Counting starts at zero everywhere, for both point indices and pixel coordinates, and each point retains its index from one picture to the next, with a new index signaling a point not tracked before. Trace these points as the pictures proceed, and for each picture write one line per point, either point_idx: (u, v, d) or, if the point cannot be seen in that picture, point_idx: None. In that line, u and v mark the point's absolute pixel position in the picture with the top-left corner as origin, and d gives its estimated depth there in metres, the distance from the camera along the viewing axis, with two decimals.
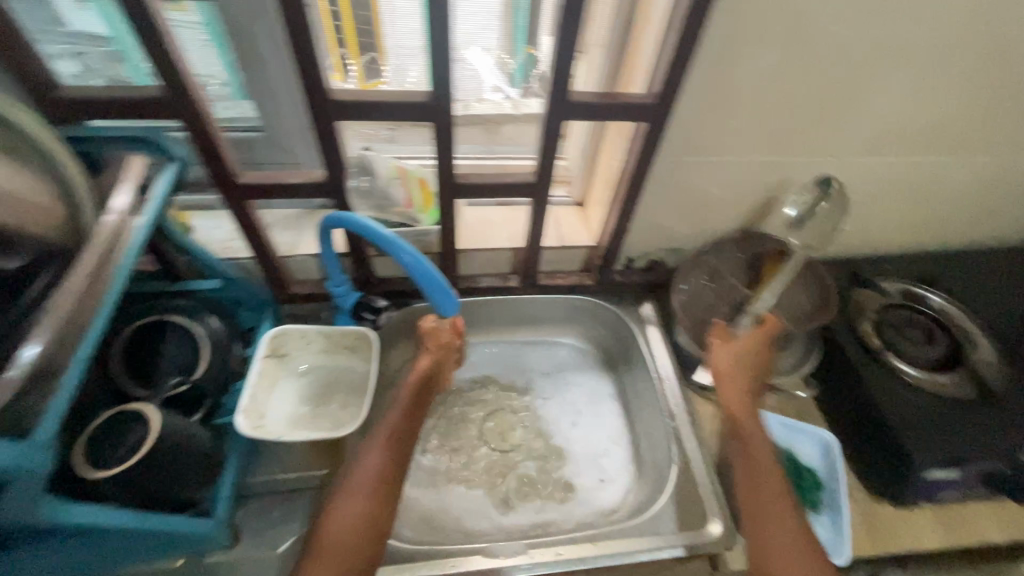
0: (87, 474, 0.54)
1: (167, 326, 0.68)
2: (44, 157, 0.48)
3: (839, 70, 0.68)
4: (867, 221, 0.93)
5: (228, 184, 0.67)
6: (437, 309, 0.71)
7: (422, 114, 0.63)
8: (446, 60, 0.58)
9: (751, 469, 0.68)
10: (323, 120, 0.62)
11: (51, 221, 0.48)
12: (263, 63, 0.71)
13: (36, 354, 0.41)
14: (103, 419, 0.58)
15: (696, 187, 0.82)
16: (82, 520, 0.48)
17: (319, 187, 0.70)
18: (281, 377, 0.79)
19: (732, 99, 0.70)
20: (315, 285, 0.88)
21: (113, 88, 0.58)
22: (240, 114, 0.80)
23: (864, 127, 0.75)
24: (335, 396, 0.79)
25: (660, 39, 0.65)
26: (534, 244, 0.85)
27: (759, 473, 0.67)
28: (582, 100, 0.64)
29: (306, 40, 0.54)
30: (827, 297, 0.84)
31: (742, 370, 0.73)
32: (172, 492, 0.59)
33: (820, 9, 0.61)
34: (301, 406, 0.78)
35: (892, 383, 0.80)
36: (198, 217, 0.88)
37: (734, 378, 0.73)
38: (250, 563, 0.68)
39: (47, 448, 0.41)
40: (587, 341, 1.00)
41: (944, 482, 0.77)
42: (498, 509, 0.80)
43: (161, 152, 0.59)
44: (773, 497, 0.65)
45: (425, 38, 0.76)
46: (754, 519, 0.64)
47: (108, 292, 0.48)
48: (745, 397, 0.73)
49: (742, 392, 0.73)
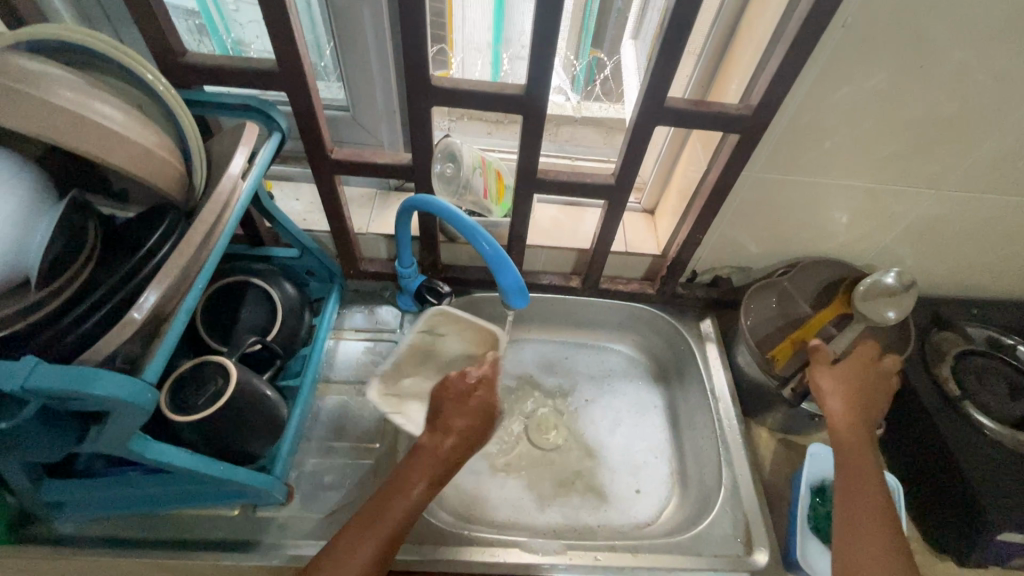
0: (175, 416, 0.59)
1: (249, 286, 0.72)
2: (169, 117, 0.52)
3: (954, 99, 0.64)
4: (954, 260, 0.88)
5: (320, 158, 0.70)
6: (506, 300, 0.67)
7: (513, 107, 0.64)
8: (547, 55, 0.58)
9: (849, 491, 0.66)
10: (418, 106, 0.64)
11: (173, 178, 0.51)
12: (362, 46, 0.73)
13: (153, 301, 0.44)
14: (187, 366, 0.62)
15: (776, 207, 0.80)
16: (158, 456, 0.51)
17: (404, 169, 0.72)
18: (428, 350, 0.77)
19: (831, 118, 0.67)
20: (383, 264, 0.91)
21: (231, 59, 0.61)
22: (333, 93, 0.84)
23: (971, 160, 0.71)
24: None
25: (767, 51, 0.63)
26: (602, 247, 0.84)
27: (854, 490, 0.65)
28: (676, 107, 0.63)
29: (416, 26, 0.56)
30: (906, 336, 0.80)
31: (845, 381, 0.72)
32: (240, 442, 0.63)
33: (945, 32, 0.58)
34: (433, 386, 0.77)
35: (966, 434, 0.75)
36: (280, 187, 0.92)
37: (835, 387, 0.72)
38: (299, 523, 0.70)
39: (152, 389, 0.44)
40: (639, 350, 0.99)
41: (1018, 547, 0.72)
42: (539, 505, 0.80)
43: (267, 121, 0.62)
44: (868, 516, 0.63)
45: (495, 34, 0.83)
46: (848, 534, 0.63)
47: (215, 248, 0.51)
48: (849, 414, 0.71)
49: (843, 411, 0.71)
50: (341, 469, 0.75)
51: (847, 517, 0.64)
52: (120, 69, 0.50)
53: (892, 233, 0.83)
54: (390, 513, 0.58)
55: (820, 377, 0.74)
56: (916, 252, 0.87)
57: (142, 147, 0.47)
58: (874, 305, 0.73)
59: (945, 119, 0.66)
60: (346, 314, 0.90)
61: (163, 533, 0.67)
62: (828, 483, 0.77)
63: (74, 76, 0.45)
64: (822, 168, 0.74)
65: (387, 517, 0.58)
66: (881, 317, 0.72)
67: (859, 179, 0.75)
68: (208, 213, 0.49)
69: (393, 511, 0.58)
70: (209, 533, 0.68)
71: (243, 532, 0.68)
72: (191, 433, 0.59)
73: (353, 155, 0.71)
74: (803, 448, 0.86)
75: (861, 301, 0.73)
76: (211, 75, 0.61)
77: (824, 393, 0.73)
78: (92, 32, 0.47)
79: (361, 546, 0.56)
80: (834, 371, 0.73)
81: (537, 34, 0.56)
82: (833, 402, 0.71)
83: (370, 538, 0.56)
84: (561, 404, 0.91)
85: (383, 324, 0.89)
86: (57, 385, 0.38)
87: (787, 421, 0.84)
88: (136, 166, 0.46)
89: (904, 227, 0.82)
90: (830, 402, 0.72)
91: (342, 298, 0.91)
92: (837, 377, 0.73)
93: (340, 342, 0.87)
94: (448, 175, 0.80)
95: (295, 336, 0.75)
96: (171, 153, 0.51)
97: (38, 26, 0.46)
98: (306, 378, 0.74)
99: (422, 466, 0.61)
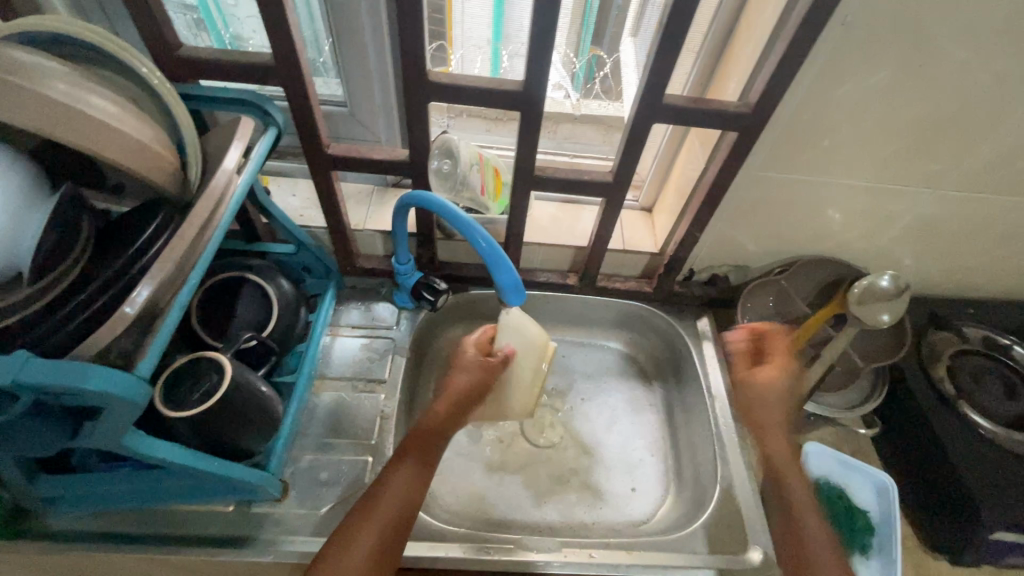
0: (168, 412, 0.58)
1: (245, 282, 0.72)
2: (164, 112, 0.52)
3: (952, 99, 0.64)
4: (951, 260, 0.88)
5: (316, 154, 0.70)
6: (501, 296, 0.67)
7: (511, 104, 0.64)
8: (545, 51, 0.58)
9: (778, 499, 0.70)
10: (416, 102, 0.63)
11: (168, 173, 0.51)
12: (360, 41, 0.73)
13: (146, 296, 0.44)
14: (180, 363, 0.62)
15: (774, 206, 0.80)
16: (151, 452, 0.50)
17: (401, 166, 0.72)
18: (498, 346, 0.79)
19: (829, 117, 0.67)
20: (379, 261, 0.91)
21: (227, 53, 0.61)
22: (330, 88, 0.83)
23: (968, 160, 0.71)
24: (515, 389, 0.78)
25: (766, 48, 0.62)
26: (599, 245, 0.84)
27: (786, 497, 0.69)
28: (675, 105, 0.63)
29: (413, 21, 0.56)
30: (903, 335, 0.80)
31: (759, 392, 0.76)
32: (234, 438, 0.62)
33: (944, 31, 0.57)
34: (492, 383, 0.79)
35: (961, 433, 0.76)
36: (276, 183, 0.91)
37: (756, 395, 0.77)
38: (293, 519, 0.69)
39: (145, 385, 0.44)
40: (636, 348, 0.99)
41: (1011, 546, 0.72)
42: (535, 502, 0.80)
43: (263, 116, 0.62)
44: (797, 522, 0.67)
45: (496, 29, 0.82)
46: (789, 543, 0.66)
47: (209, 243, 0.51)
48: (775, 424, 0.74)
49: (771, 421, 0.74)
50: (336, 465, 0.75)
51: (794, 530, 0.66)
52: (116, 63, 0.50)
53: (890, 233, 0.83)
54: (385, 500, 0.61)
55: (744, 386, 0.78)
56: (913, 252, 0.87)
57: (137, 142, 0.46)
58: (872, 308, 0.71)
59: (944, 119, 0.66)
60: (343, 311, 0.90)
61: (157, 529, 0.67)
62: (822, 481, 0.79)
63: (70, 69, 0.44)
64: (820, 166, 0.74)
65: (380, 505, 0.60)
66: (877, 320, 0.71)
67: (857, 178, 0.75)
68: (201, 207, 0.49)
69: (388, 498, 0.61)
70: (203, 530, 0.67)
71: (238, 529, 0.68)
72: (185, 429, 0.59)
73: (349, 150, 0.71)
74: (798, 447, 0.87)
75: (858, 304, 0.72)
76: (207, 69, 0.61)
77: (751, 409, 0.76)
78: (89, 27, 0.47)
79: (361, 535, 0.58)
80: (753, 385, 0.77)
81: (535, 30, 0.55)
82: (762, 417, 0.75)
83: (370, 523, 0.59)
84: (558, 402, 0.91)
85: (379, 321, 0.89)
86: (49, 379, 0.38)
87: (783, 420, 0.84)
88: (131, 161, 0.46)
89: (902, 227, 0.82)
90: (761, 418, 0.75)
91: (339, 294, 0.90)
92: (760, 387, 0.77)
93: (337, 339, 0.87)
94: (445, 171, 0.80)
95: (291, 333, 0.74)
96: (166, 149, 0.50)
97: (35, 18, 0.46)
98: (302, 375, 0.74)
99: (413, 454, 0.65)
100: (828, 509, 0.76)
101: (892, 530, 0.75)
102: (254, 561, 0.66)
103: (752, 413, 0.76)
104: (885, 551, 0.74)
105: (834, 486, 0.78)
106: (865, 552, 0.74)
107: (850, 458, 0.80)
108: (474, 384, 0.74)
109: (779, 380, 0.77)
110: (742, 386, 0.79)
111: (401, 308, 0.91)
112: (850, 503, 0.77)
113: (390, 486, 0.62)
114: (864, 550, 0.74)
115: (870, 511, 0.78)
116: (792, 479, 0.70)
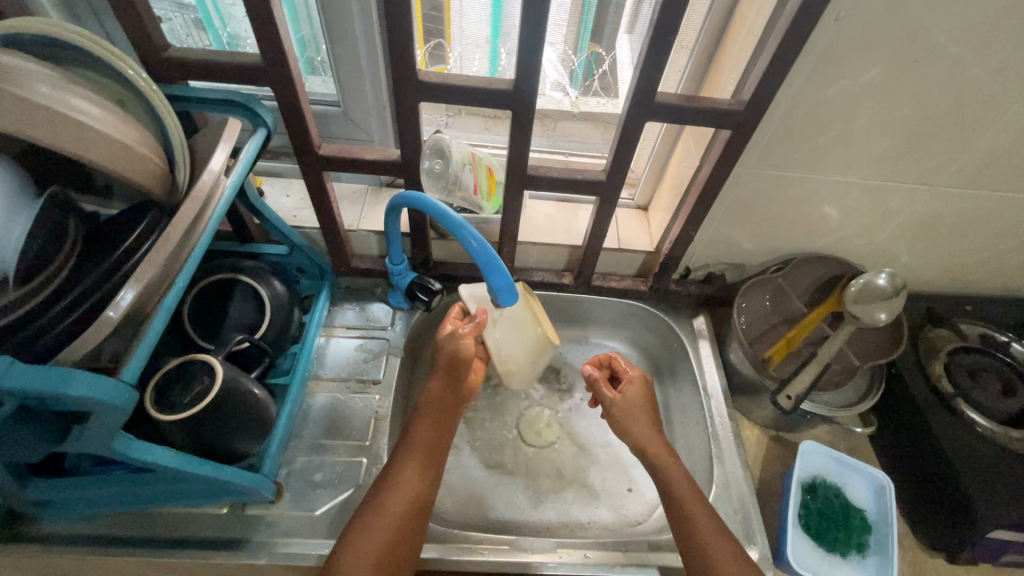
0: (158, 415, 0.58)
1: (237, 283, 0.72)
2: (151, 114, 0.52)
3: (947, 94, 0.63)
4: (949, 257, 0.88)
5: (307, 154, 0.70)
6: (494, 300, 0.66)
7: (503, 101, 0.63)
8: (536, 48, 0.57)
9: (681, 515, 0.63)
10: (406, 100, 0.63)
11: (157, 177, 0.50)
12: (351, 39, 0.72)
13: (130, 300, 0.44)
14: (171, 366, 0.62)
15: (770, 203, 0.79)
16: (142, 457, 0.50)
17: (393, 166, 0.72)
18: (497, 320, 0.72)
19: (824, 113, 0.66)
20: (374, 261, 0.91)
21: (216, 53, 0.61)
22: (325, 89, 0.83)
23: (965, 157, 0.70)
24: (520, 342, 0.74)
25: (759, 43, 0.62)
26: (594, 244, 0.84)
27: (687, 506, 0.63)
28: (667, 103, 0.62)
29: (403, 21, 0.55)
30: (900, 333, 0.79)
31: (631, 417, 0.70)
32: (226, 441, 0.62)
33: (938, 26, 0.57)
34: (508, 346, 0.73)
35: (958, 430, 0.75)
36: (270, 184, 0.91)
37: (629, 427, 0.69)
38: (288, 521, 0.69)
39: (131, 389, 0.44)
40: (633, 347, 0.99)
41: (1009, 544, 0.72)
42: (532, 503, 0.80)
43: (253, 118, 0.61)
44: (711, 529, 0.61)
45: (495, 27, 0.81)
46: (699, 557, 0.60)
47: (196, 246, 0.51)
48: (650, 432, 0.69)
49: (647, 429, 0.69)
50: (330, 466, 0.74)
51: (690, 544, 0.61)
52: (100, 65, 0.49)
53: (887, 229, 0.83)
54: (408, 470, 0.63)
55: (629, 425, 0.69)
56: (911, 249, 0.86)
57: (121, 143, 0.46)
58: (868, 306, 0.70)
59: (942, 114, 0.65)
60: (338, 311, 0.89)
61: (153, 532, 0.67)
62: (818, 479, 0.79)
63: (51, 72, 0.44)
64: (817, 162, 0.73)
65: (406, 475, 0.62)
66: (873, 318, 0.70)
67: (853, 174, 0.74)
68: (186, 210, 0.49)
69: (410, 468, 0.63)
70: (197, 532, 0.67)
71: (231, 531, 0.68)
72: (176, 432, 0.59)
73: (341, 151, 0.71)
74: (796, 446, 0.86)
75: (853, 302, 0.71)
76: (195, 70, 0.60)
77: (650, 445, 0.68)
78: (72, 28, 0.46)
79: (387, 510, 0.60)
80: (618, 408, 0.70)
81: (525, 29, 0.55)
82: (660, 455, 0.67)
83: (390, 503, 0.60)
84: (555, 401, 0.91)
85: (373, 321, 0.89)
86: (31, 387, 0.38)
87: (778, 419, 0.84)
88: (114, 163, 0.46)
89: (899, 224, 0.81)
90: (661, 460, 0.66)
91: (333, 295, 0.90)
92: (622, 415, 0.70)
93: (331, 340, 0.86)
94: (437, 171, 0.80)
95: (284, 334, 0.74)
96: (150, 149, 0.50)
97: (12, 20, 0.45)
98: (295, 376, 0.74)
99: (427, 420, 0.67)
100: (825, 508, 0.76)
101: (889, 528, 0.75)
102: (248, 564, 0.66)
103: (640, 447, 0.68)
104: (882, 550, 0.74)
105: (830, 484, 0.78)
106: (862, 551, 0.74)
107: (846, 457, 0.80)
108: (445, 374, 0.69)
109: (641, 402, 0.71)
110: (611, 414, 0.71)
111: (396, 308, 0.90)
112: (846, 501, 0.77)
113: (415, 448, 0.65)
114: (861, 549, 0.74)
115: (866, 509, 0.77)
116: (689, 503, 0.63)
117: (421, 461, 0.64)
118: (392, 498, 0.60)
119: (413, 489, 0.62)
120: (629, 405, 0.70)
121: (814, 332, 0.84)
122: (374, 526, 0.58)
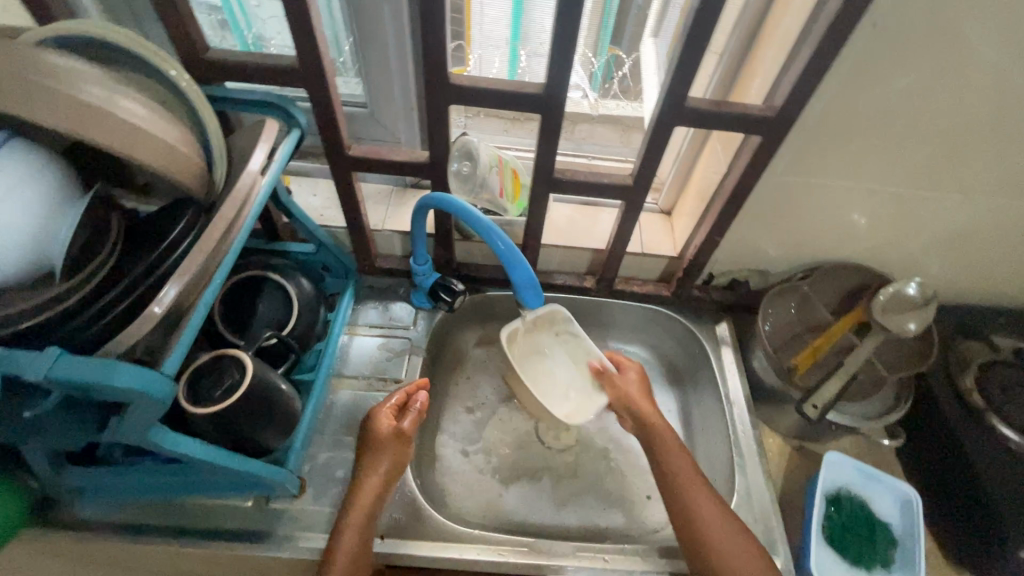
0: (190, 408, 0.59)
1: (266, 281, 0.73)
2: (194, 114, 0.53)
3: (985, 103, 0.62)
4: (980, 269, 0.86)
5: (338, 155, 0.71)
6: (522, 300, 0.68)
7: (532, 106, 0.63)
8: (568, 53, 0.57)
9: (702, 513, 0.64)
10: (436, 102, 0.63)
11: (198, 179, 0.52)
12: (381, 41, 0.73)
13: (172, 297, 0.45)
14: (204, 359, 0.63)
15: (797, 210, 0.79)
16: (173, 447, 0.51)
17: (421, 168, 0.72)
18: (559, 370, 0.83)
19: (855, 120, 0.66)
20: (397, 261, 0.92)
21: (252, 55, 0.62)
22: (353, 90, 0.84)
23: (1001, 167, 0.69)
24: (545, 376, 0.82)
25: (793, 51, 0.61)
26: (618, 249, 0.83)
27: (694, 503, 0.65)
28: (697, 108, 0.62)
29: (436, 25, 0.56)
30: (930, 345, 0.78)
31: (688, 480, 0.66)
32: (253, 436, 0.63)
33: (978, 33, 0.56)
34: (559, 384, 0.82)
35: (990, 448, 0.73)
36: (298, 183, 0.93)
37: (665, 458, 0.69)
38: (311, 515, 0.70)
39: (172, 381, 0.45)
40: (652, 351, 0.98)
41: None
42: (555, 506, 0.80)
43: (287, 118, 0.62)
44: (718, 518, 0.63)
45: (515, 29, 0.82)
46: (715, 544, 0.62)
47: (232, 244, 0.52)
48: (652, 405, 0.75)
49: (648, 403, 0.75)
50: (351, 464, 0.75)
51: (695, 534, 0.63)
52: (147, 67, 0.51)
53: (918, 239, 0.81)
54: (359, 498, 0.65)
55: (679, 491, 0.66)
56: (942, 259, 0.84)
57: (167, 142, 0.47)
58: (897, 316, 0.69)
59: (979, 123, 0.64)
60: (361, 311, 0.90)
61: (183, 521, 0.68)
62: (843, 491, 0.77)
63: (100, 71, 0.45)
64: (848, 169, 0.72)
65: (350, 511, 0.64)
66: (903, 328, 0.68)
67: (885, 183, 0.73)
68: (227, 209, 0.50)
69: (360, 502, 0.64)
70: (224, 522, 0.69)
71: (256, 523, 0.69)
72: (205, 424, 0.60)
73: (371, 152, 0.72)
74: (818, 456, 0.85)
75: (882, 312, 0.70)
76: (232, 71, 0.62)
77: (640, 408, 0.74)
78: (124, 30, 0.49)
79: (346, 527, 0.63)
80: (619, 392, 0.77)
81: (558, 34, 0.55)
82: (719, 536, 0.62)
83: (351, 522, 0.63)
84: (541, 383, 0.81)
85: (396, 320, 0.90)
86: (81, 377, 0.39)
87: (802, 428, 0.83)
88: (161, 161, 0.47)
89: (929, 234, 0.80)
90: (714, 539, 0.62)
91: (357, 294, 0.91)
92: (626, 396, 0.75)
93: (354, 338, 0.87)
94: (464, 173, 0.80)
95: (310, 332, 0.75)
96: (192, 148, 0.51)
97: (78, 24, 0.48)
98: (320, 372, 0.75)
99: (378, 462, 0.67)
100: (849, 520, 0.75)
101: (914, 543, 0.73)
102: (271, 556, 0.67)
103: (690, 520, 0.64)
104: (908, 564, 0.72)
105: (855, 497, 0.77)
106: (886, 566, 0.73)
107: (870, 468, 0.79)
108: (381, 460, 0.67)
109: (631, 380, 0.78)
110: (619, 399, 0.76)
111: (418, 308, 0.91)
112: (871, 515, 0.76)
113: (364, 490, 0.65)
114: (883, 563, 0.73)
115: (890, 524, 0.76)
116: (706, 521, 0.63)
117: (367, 500, 0.65)
118: (354, 514, 0.64)
119: (360, 518, 0.64)
120: (675, 460, 0.68)
121: (841, 342, 0.82)
122: (340, 539, 0.62)
